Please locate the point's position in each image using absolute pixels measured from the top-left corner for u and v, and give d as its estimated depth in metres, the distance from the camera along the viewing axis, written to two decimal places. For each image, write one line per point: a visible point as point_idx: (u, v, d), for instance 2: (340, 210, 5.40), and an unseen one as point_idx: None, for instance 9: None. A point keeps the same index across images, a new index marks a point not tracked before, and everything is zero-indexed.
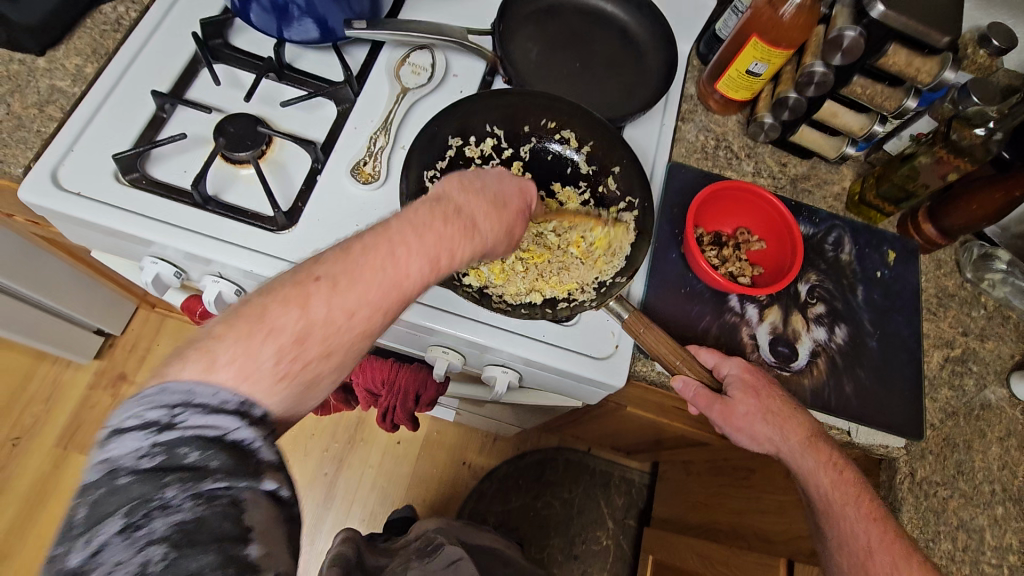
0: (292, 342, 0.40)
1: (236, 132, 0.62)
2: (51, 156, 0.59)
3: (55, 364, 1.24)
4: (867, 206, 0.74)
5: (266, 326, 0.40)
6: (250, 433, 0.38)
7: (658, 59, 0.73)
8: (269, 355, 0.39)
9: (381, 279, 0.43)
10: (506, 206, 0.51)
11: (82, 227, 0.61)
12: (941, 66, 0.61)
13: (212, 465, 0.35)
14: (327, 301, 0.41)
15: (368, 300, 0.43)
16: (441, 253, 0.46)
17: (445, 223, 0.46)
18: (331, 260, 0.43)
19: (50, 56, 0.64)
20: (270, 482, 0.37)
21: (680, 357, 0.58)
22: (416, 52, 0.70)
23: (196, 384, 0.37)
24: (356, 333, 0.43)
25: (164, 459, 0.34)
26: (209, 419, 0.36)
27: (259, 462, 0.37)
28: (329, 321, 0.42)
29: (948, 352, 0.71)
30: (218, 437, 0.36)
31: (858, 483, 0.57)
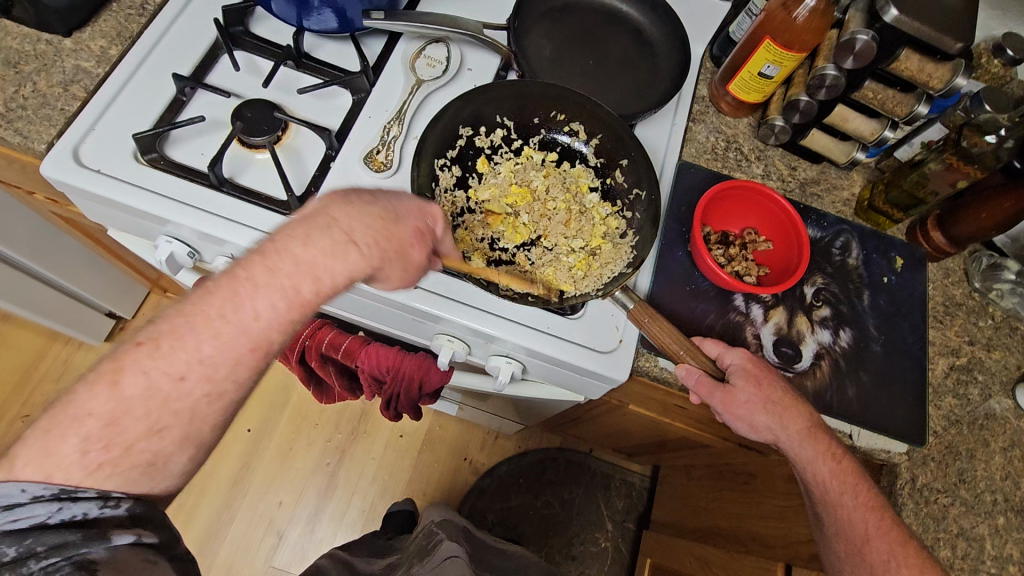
0: (102, 427, 0.41)
1: (253, 117, 0.64)
2: (74, 133, 0.61)
3: (66, 346, 1.26)
4: (876, 212, 0.74)
5: (102, 408, 0.41)
6: (84, 506, 0.42)
7: (671, 59, 0.74)
8: (72, 445, 0.41)
9: (233, 325, 0.44)
10: (400, 221, 0.50)
11: (100, 204, 0.62)
12: (953, 73, 0.62)
13: (96, 531, 0.42)
14: (143, 366, 0.42)
15: (198, 357, 0.43)
16: (299, 281, 0.45)
17: (304, 245, 0.45)
18: (174, 316, 0.44)
19: (76, 37, 0.65)
20: (127, 536, 0.43)
21: (683, 345, 0.58)
22: (432, 45, 0.72)
23: (1, 486, 0.39)
24: (214, 393, 0.44)
25: (14, 553, 0.39)
26: (19, 511, 0.40)
27: (102, 525, 0.42)
28: (145, 393, 0.42)
29: (953, 360, 0.71)
30: (38, 525, 0.40)
31: (858, 472, 0.58)
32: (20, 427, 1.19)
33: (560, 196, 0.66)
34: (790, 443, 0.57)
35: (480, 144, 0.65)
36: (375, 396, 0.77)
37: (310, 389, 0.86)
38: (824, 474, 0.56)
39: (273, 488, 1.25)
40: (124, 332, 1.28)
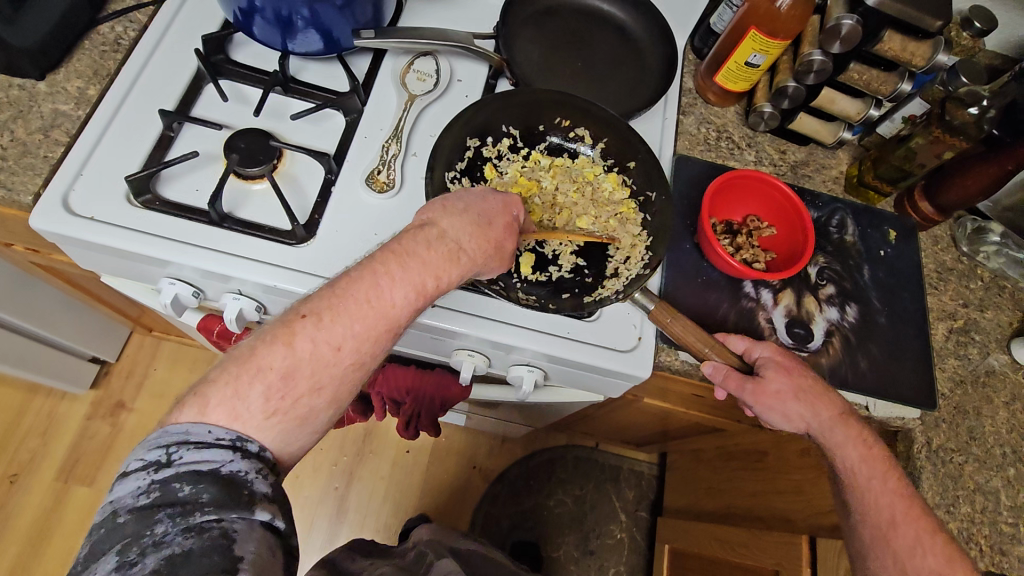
0: (277, 381, 0.43)
1: (247, 148, 0.62)
2: (61, 181, 0.58)
3: (49, 398, 1.20)
4: (866, 187, 0.76)
5: (253, 368, 0.43)
6: (245, 466, 0.41)
7: (657, 55, 0.75)
8: (256, 394, 0.42)
9: (369, 308, 0.46)
10: (494, 225, 0.52)
11: (95, 252, 0.60)
12: (934, 49, 0.64)
13: (204, 498, 0.38)
14: (312, 337, 0.44)
15: (350, 333, 0.45)
16: (426, 279, 0.48)
17: (428, 250, 0.48)
18: (317, 297, 0.46)
19: (50, 80, 0.63)
20: (264, 513, 0.40)
21: (710, 345, 0.60)
22: (420, 59, 0.70)
23: (191, 425, 0.40)
24: (343, 368, 0.45)
25: (159, 496, 0.38)
26: (202, 456, 0.39)
27: (252, 495, 0.40)
28: (317, 355, 0.44)
29: (951, 323, 0.74)
30: (211, 472, 0.39)
31: (887, 460, 0.59)
32: (9, 487, 1.14)
33: (571, 197, 0.68)
34: (821, 430, 0.59)
35: (489, 154, 0.67)
36: (392, 416, 0.76)
37: None
38: (853, 460, 0.58)
39: None
40: (109, 377, 1.23)
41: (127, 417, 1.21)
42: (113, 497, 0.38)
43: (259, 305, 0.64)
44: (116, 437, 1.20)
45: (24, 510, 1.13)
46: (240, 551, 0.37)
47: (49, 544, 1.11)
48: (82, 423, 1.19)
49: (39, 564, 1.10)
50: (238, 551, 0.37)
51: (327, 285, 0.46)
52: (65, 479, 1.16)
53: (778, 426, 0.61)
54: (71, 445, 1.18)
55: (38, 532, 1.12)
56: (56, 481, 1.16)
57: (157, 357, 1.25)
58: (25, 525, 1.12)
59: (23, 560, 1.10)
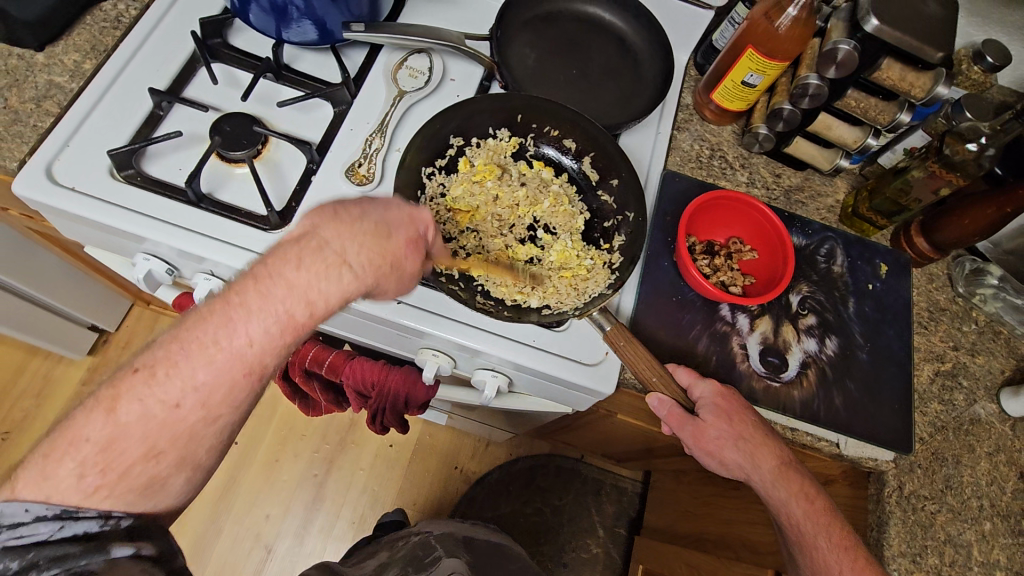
0: (97, 451, 0.39)
1: (232, 132, 0.63)
2: (47, 150, 0.60)
3: (46, 361, 1.23)
4: (860, 219, 0.74)
5: (70, 438, 0.39)
6: (85, 525, 0.39)
7: (655, 68, 0.74)
8: (69, 469, 0.39)
9: (222, 351, 0.42)
10: (392, 236, 0.47)
11: (75, 222, 0.61)
12: (935, 81, 0.61)
13: (42, 560, 0.37)
14: (142, 397, 0.40)
15: (194, 382, 0.41)
16: (294, 307, 0.43)
17: (298, 268, 0.43)
18: (156, 347, 0.42)
19: (49, 52, 0.64)
20: (121, 549, 0.40)
21: (658, 374, 0.59)
22: (414, 56, 0.71)
23: (1, 505, 0.37)
24: (189, 424, 0.42)
25: (0, 570, 0.36)
26: (22, 529, 0.37)
27: (105, 538, 0.40)
28: (155, 416, 0.41)
29: (938, 366, 0.71)
30: (39, 541, 0.38)
31: (830, 513, 0.58)
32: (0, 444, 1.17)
33: (524, 213, 0.67)
34: (761, 481, 0.59)
35: (471, 154, 0.67)
36: (361, 409, 0.76)
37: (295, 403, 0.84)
38: (796, 515, 0.58)
39: (259, 501, 1.23)
40: (107, 345, 1.26)
41: None
42: None
43: None
44: None
45: (13, 467, 1.16)
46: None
47: None
48: (76, 388, 1.22)
49: None
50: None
51: (176, 325, 0.42)
52: None
53: (716, 469, 0.61)
54: (64, 408, 1.21)
55: None
56: None
57: (154, 330, 1.28)
58: None
59: None
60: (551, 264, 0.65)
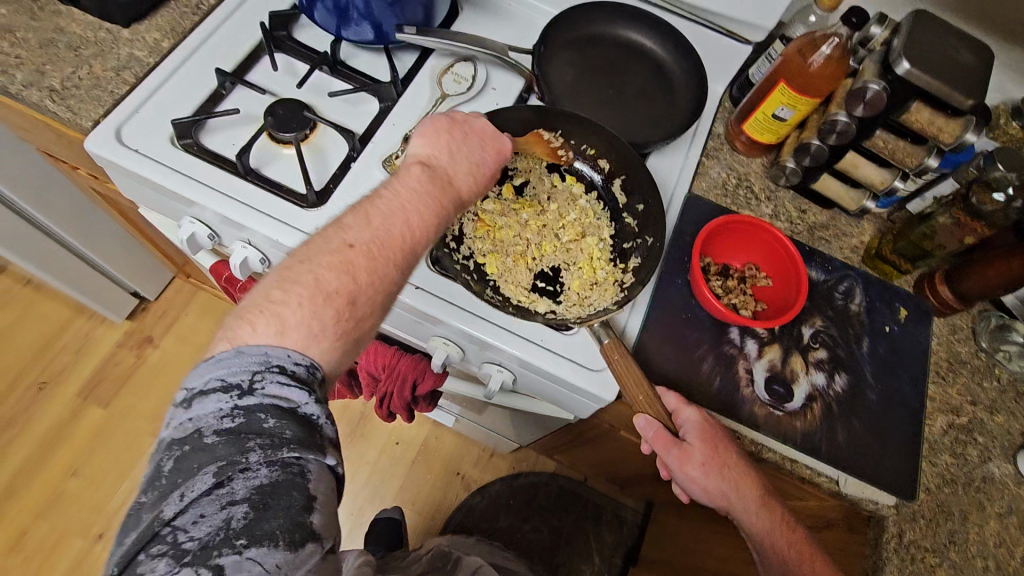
0: (340, 305, 0.45)
1: (283, 115, 0.67)
2: (119, 114, 0.66)
3: (89, 321, 1.31)
4: (883, 261, 0.74)
5: (305, 283, 0.44)
6: (315, 409, 0.41)
7: (689, 95, 0.76)
8: (303, 316, 0.43)
9: (393, 235, 0.49)
10: (485, 167, 0.57)
11: (134, 181, 0.67)
12: (964, 128, 0.62)
13: (286, 433, 0.40)
14: (352, 260, 0.46)
15: (383, 256, 0.48)
16: (437, 210, 0.52)
17: (435, 189, 0.53)
18: (351, 227, 0.48)
19: (134, 29, 0.71)
20: (330, 457, 0.42)
21: (645, 393, 0.59)
22: (460, 63, 0.76)
23: (270, 350, 0.41)
24: (381, 280, 0.48)
25: (245, 421, 0.39)
26: (284, 391, 0.40)
27: (323, 438, 0.42)
28: (357, 274, 0.46)
29: (953, 418, 0.69)
30: (291, 410, 0.40)
31: (807, 543, 0.60)
32: (36, 393, 1.24)
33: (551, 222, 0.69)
34: (744, 510, 0.59)
35: (511, 173, 0.71)
36: (372, 393, 0.79)
37: None
38: (779, 545, 0.58)
39: None
40: (145, 313, 1.32)
41: (152, 352, 1.30)
42: (197, 415, 0.39)
43: (263, 257, 0.69)
44: (137, 369, 1.28)
45: (44, 416, 1.23)
46: (314, 489, 0.40)
47: (56, 454, 1.20)
48: (112, 349, 1.29)
49: (43, 470, 1.18)
50: (312, 491, 0.40)
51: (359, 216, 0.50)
52: (85, 397, 1.25)
53: (698, 495, 0.61)
54: (98, 367, 1.27)
55: (51, 440, 1.21)
56: (76, 396, 1.25)
57: (190, 304, 1.34)
58: (41, 431, 1.21)
59: (31, 462, 1.19)
60: (564, 274, 0.67)
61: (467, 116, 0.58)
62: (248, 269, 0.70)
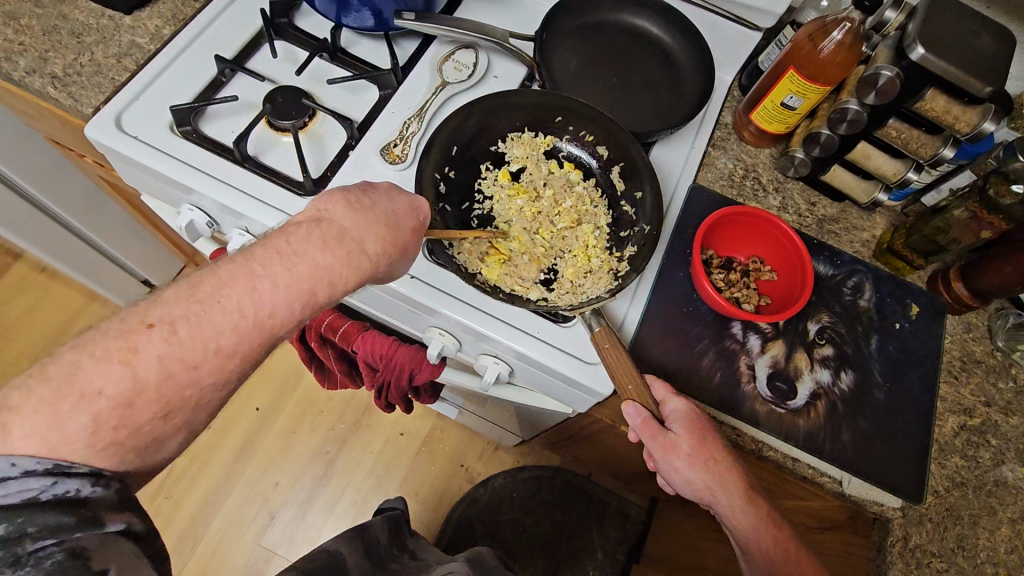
0: (111, 408, 0.38)
1: (283, 103, 0.67)
2: (120, 101, 0.66)
3: (102, 307, 1.33)
4: (895, 256, 0.71)
5: (75, 390, 0.37)
6: (75, 484, 0.36)
7: (695, 82, 0.74)
8: (81, 424, 0.37)
9: (238, 316, 0.43)
10: (399, 226, 0.52)
11: (135, 168, 0.67)
12: (982, 116, 0.58)
13: (32, 527, 0.34)
14: (160, 351, 0.40)
15: (211, 344, 0.42)
16: (316, 284, 0.46)
17: (321, 249, 0.47)
18: (168, 301, 0.41)
19: (136, 16, 0.72)
20: (115, 523, 0.37)
21: (634, 381, 0.57)
22: (461, 50, 0.74)
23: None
24: (200, 385, 0.41)
25: None
26: (9, 487, 0.34)
27: (94, 508, 0.37)
28: (165, 375, 0.40)
29: (965, 420, 0.66)
30: (28, 503, 0.34)
31: (794, 541, 0.57)
32: None
33: (546, 211, 0.68)
34: (729, 505, 0.57)
35: (506, 159, 0.69)
36: (371, 383, 0.78)
37: (312, 370, 0.88)
38: (764, 542, 0.56)
39: (271, 469, 1.27)
40: None
41: None
42: None
43: None
44: None
45: None
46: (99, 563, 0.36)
47: None
48: None
49: None
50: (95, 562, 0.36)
51: (187, 284, 0.42)
52: None
53: (683, 488, 0.59)
54: None
55: None
56: None
57: None
58: None
59: None
60: (559, 262, 0.66)
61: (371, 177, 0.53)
62: None
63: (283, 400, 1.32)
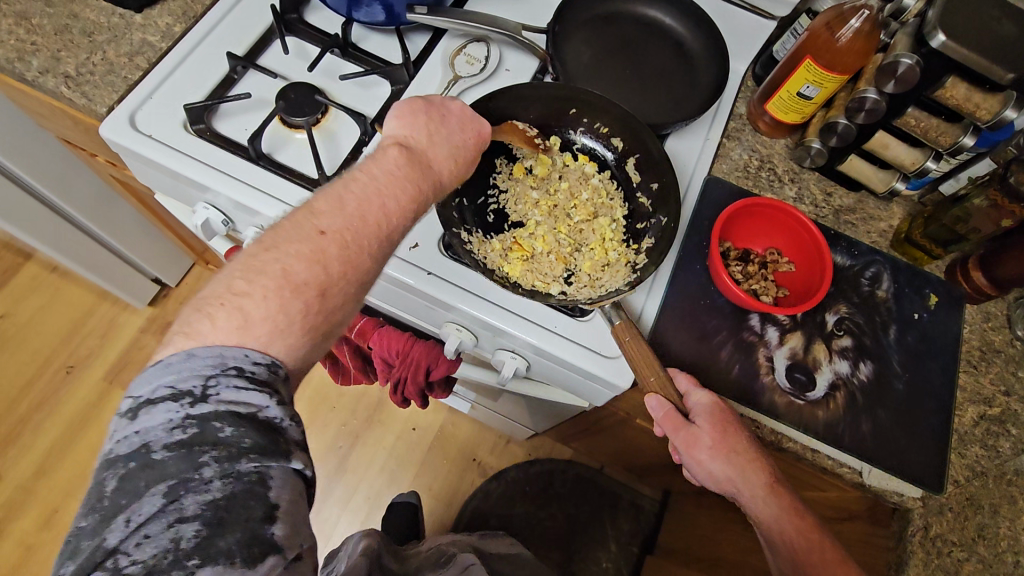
0: (314, 297, 0.40)
1: (296, 99, 0.67)
2: (132, 100, 0.66)
3: (114, 306, 1.33)
4: (913, 246, 0.71)
5: (290, 281, 0.40)
6: (278, 413, 0.37)
7: (710, 72, 0.74)
8: (295, 310, 0.40)
9: (372, 226, 0.44)
10: (467, 150, 0.53)
11: (149, 168, 0.67)
12: (1003, 104, 0.58)
13: (244, 442, 0.35)
14: (336, 253, 0.42)
15: (366, 251, 0.44)
16: (419, 204, 0.48)
17: (418, 174, 0.48)
18: (329, 213, 0.43)
19: (146, 14, 0.71)
20: (298, 462, 0.38)
21: (656, 374, 0.57)
22: (472, 44, 0.74)
23: (223, 349, 0.37)
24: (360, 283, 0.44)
25: (196, 432, 0.34)
26: (240, 396, 0.36)
27: (288, 441, 0.37)
28: (342, 272, 0.42)
29: (984, 409, 0.66)
30: (248, 416, 0.36)
31: (821, 531, 0.57)
32: (64, 376, 1.27)
33: (560, 205, 0.68)
34: (752, 498, 0.57)
35: (519, 155, 0.69)
36: (386, 379, 0.79)
37: (326, 367, 0.88)
38: (790, 534, 0.56)
39: None
40: (166, 299, 1.34)
41: None
42: (142, 430, 0.34)
43: None
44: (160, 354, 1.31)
45: (72, 399, 1.26)
46: (276, 498, 0.35)
47: (83, 435, 1.23)
48: (136, 334, 1.32)
49: (72, 450, 1.22)
50: (274, 499, 0.35)
51: (322, 199, 0.44)
52: (111, 380, 1.28)
53: (705, 480, 0.59)
54: (122, 351, 1.30)
55: (78, 422, 1.24)
56: (103, 379, 1.28)
57: None
58: (69, 413, 1.25)
59: (61, 443, 1.22)
60: (576, 257, 0.65)
61: (444, 99, 0.54)
62: None
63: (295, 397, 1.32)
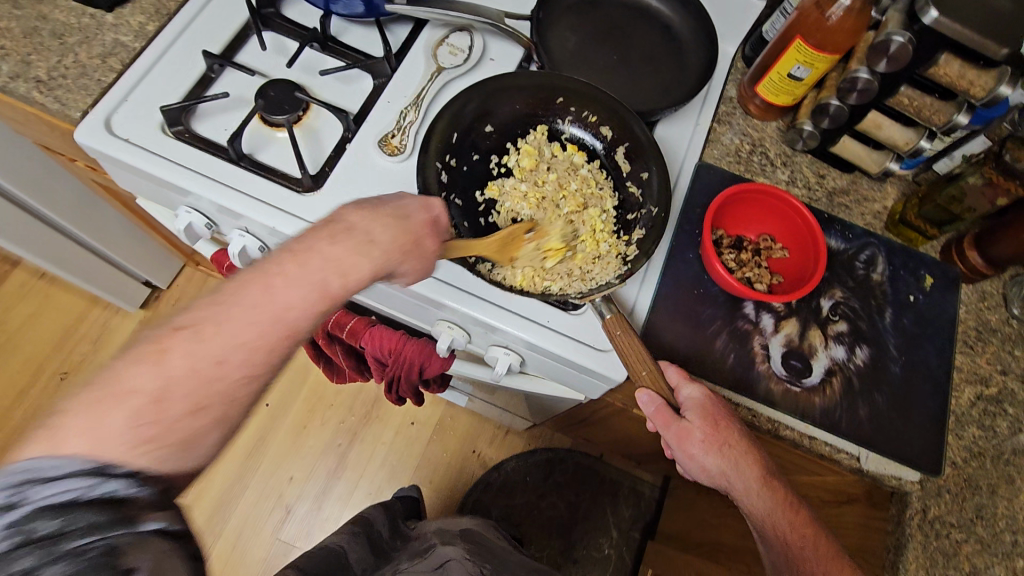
0: (147, 403, 0.39)
1: (275, 97, 0.65)
2: (108, 103, 0.64)
3: (105, 311, 1.32)
4: (908, 227, 0.70)
5: (121, 389, 0.38)
6: (115, 485, 0.36)
7: (698, 56, 0.72)
8: (119, 420, 0.37)
9: (264, 311, 0.43)
10: (409, 219, 0.52)
11: (128, 172, 0.65)
12: (997, 79, 0.56)
13: (75, 527, 0.34)
14: (187, 352, 0.41)
15: (241, 342, 0.42)
16: (330, 275, 0.46)
17: (331, 242, 0.47)
18: (195, 308, 0.43)
19: (117, 13, 0.69)
20: (154, 522, 0.37)
21: (647, 367, 0.57)
22: (454, 34, 0.72)
23: (35, 460, 0.34)
24: (229, 381, 0.42)
25: (14, 539, 0.32)
26: (57, 487, 0.34)
27: (135, 507, 0.36)
28: (198, 372, 0.41)
29: (981, 389, 0.66)
30: (75, 502, 0.34)
31: (814, 525, 0.57)
32: (58, 382, 1.26)
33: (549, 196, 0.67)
34: (745, 490, 0.57)
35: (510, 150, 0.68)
36: (380, 378, 0.78)
37: (320, 367, 0.88)
38: (782, 526, 0.56)
39: (284, 464, 1.28)
40: (158, 301, 1.33)
41: None
42: None
43: (262, 245, 0.68)
44: None
45: None
46: (136, 562, 0.35)
47: None
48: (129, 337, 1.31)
49: None
50: (133, 562, 0.35)
51: (211, 292, 0.44)
52: None
53: (699, 474, 0.60)
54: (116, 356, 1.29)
55: None
56: None
57: (202, 291, 1.34)
58: None
59: None
60: (567, 250, 0.64)
61: None
62: (247, 258, 0.69)
63: (292, 395, 1.32)
